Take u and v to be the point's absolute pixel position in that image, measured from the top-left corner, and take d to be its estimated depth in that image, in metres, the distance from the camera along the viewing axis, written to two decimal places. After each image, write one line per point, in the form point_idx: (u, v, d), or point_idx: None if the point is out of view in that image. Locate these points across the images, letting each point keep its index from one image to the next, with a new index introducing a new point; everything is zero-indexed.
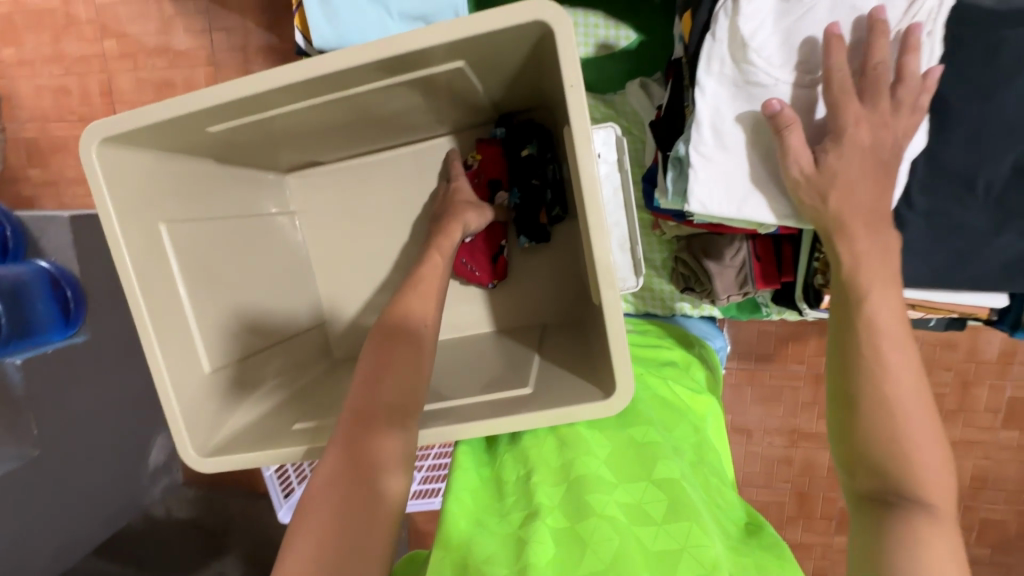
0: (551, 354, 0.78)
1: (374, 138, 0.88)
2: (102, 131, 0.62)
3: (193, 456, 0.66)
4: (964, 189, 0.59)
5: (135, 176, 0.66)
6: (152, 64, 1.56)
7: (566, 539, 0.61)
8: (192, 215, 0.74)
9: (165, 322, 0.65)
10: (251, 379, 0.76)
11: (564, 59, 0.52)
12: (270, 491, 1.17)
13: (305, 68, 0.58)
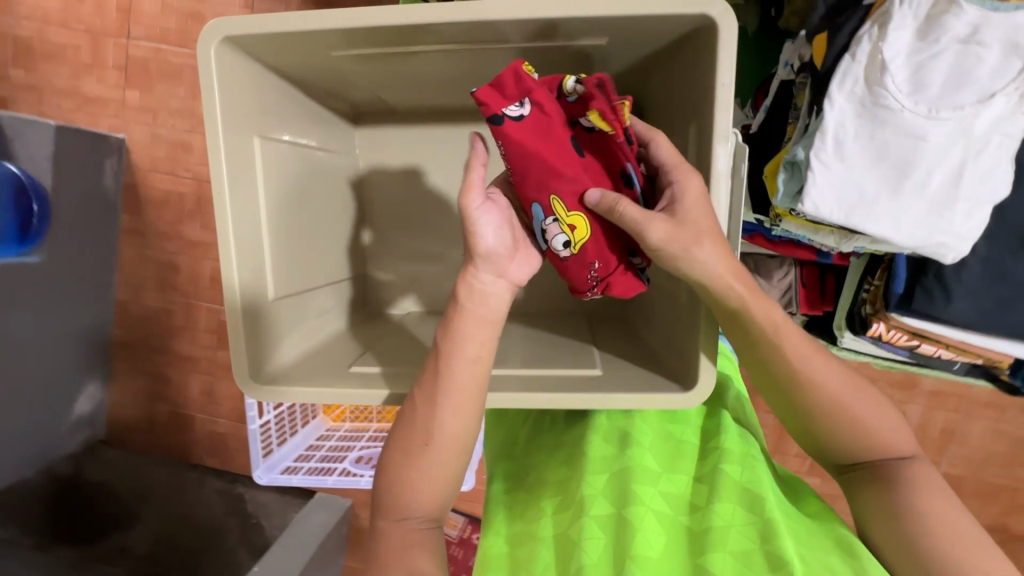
0: (610, 348, 0.78)
1: (459, 99, 0.87)
2: (223, 32, 0.61)
3: (248, 381, 0.67)
4: (1018, 245, 0.66)
5: (241, 84, 0.65)
6: None
7: (616, 534, 0.60)
8: (282, 134, 0.73)
9: (244, 228, 0.65)
10: (304, 315, 0.76)
11: (721, 58, 0.56)
12: (251, 447, 1.08)
13: (448, 14, 0.57)
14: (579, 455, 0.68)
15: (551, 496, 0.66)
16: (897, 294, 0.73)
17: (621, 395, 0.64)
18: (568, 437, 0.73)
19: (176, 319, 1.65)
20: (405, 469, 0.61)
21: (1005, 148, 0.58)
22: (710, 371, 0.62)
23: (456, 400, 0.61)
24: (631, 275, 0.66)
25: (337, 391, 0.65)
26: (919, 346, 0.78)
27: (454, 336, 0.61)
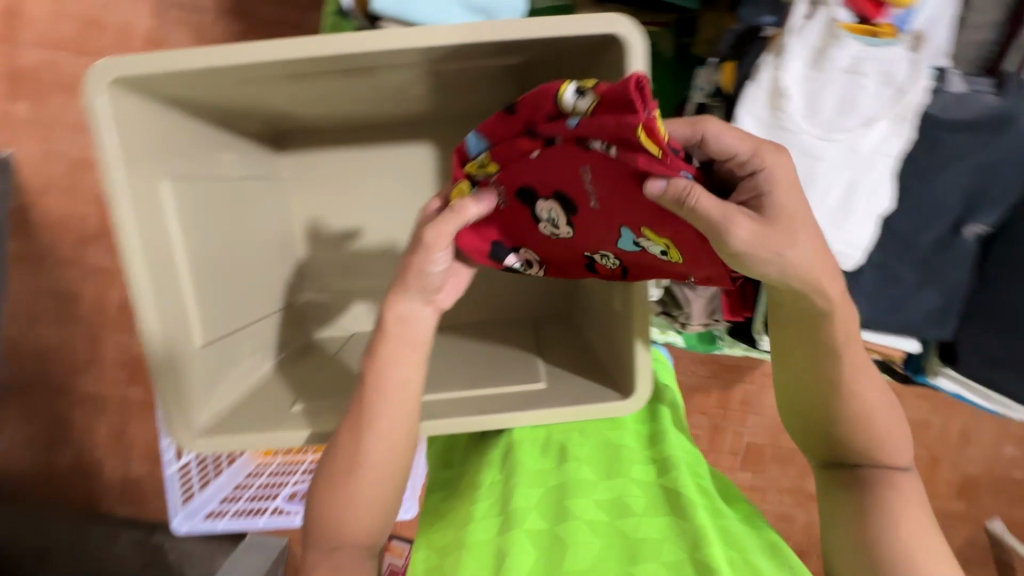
0: (555, 358, 0.78)
1: (385, 117, 0.86)
2: (114, 72, 0.54)
3: (184, 436, 0.63)
4: (902, 250, 0.75)
5: (144, 125, 0.59)
6: None
7: (541, 544, 0.60)
8: (195, 174, 0.68)
9: (157, 270, 0.60)
10: (236, 353, 0.72)
11: (631, 77, 0.55)
12: (168, 494, 1.01)
13: (355, 44, 0.55)
14: (512, 464, 0.71)
15: (481, 500, 0.67)
16: None
17: (553, 408, 0.64)
18: (497, 442, 0.76)
19: (79, 353, 1.49)
20: (334, 493, 0.61)
21: (889, 165, 0.64)
22: (644, 385, 0.64)
23: (391, 421, 0.61)
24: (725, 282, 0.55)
25: (278, 435, 0.63)
26: None
27: (382, 361, 0.61)
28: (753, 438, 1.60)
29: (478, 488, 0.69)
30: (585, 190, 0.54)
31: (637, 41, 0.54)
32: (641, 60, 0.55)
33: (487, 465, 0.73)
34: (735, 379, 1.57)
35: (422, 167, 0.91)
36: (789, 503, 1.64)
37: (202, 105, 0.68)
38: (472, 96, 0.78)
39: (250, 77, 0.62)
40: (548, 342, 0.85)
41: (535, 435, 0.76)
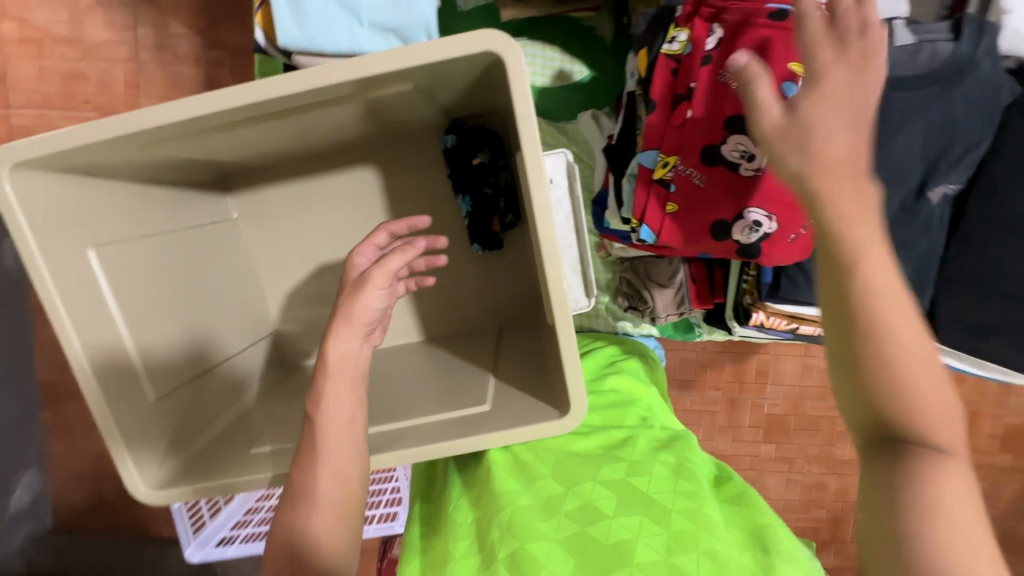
0: (507, 374, 0.79)
1: (321, 146, 0.86)
2: (13, 157, 0.57)
3: (147, 490, 0.67)
4: None
5: (59, 200, 0.62)
6: (58, 53, 1.50)
7: (516, 567, 0.57)
8: (127, 234, 0.69)
9: (96, 341, 0.63)
10: (201, 403, 0.74)
11: (513, 91, 0.54)
12: (177, 524, 1.05)
13: (237, 95, 0.57)
14: (486, 500, 0.68)
15: (456, 538, 0.65)
16: (767, 283, 0.75)
17: (504, 430, 0.66)
18: (478, 472, 0.74)
19: None
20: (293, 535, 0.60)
21: None
22: (581, 402, 0.64)
23: (340, 458, 0.62)
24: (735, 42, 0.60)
25: (237, 481, 0.65)
26: (798, 328, 0.80)
27: (324, 401, 0.62)
28: (773, 410, 1.55)
29: (450, 525, 0.68)
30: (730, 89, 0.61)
31: (513, 54, 0.53)
32: (523, 77, 0.55)
33: (465, 499, 0.71)
34: (746, 351, 1.51)
35: (367, 190, 0.92)
36: (821, 471, 1.59)
37: (123, 171, 0.70)
38: (405, 116, 0.79)
39: (159, 139, 0.64)
40: (506, 356, 0.85)
41: (504, 458, 0.74)
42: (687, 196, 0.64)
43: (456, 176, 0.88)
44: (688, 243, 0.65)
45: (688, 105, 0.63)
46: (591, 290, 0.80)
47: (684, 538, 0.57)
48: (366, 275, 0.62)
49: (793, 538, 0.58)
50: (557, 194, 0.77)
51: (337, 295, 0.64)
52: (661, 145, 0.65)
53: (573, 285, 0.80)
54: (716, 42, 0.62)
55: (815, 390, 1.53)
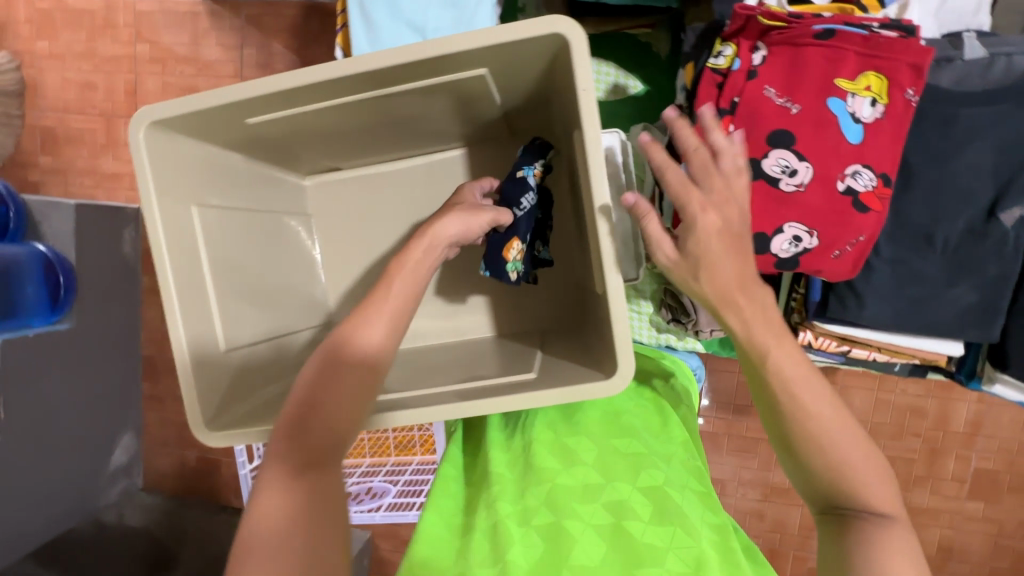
0: (555, 351, 0.82)
1: (392, 147, 0.95)
2: (151, 115, 0.69)
3: (206, 431, 0.69)
4: (922, 242, 0.66)
5: (176, 159, 0.73)
6: (179, 70, 1.74)
7: (549, 539, 0.64)
8: (225, 202, 0.80)
9: (188, 285, 0.71)
10: (261, 364, 0.80)
11: (577, 69, 0.60)
12: (243, 492, 1.16)
13: (336, 69, 0.66)
14: (527, 464, 0.75)
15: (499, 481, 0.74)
16: (815, 302, 0.72)
17: (559, 387, 0.65)
18: (518, 439, 0.80)
19: None
20: (314, 461, 0.54)
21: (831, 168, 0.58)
22: (628, 360, 0.64)
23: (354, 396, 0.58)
24: (784, 62, 0.58)
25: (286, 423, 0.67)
26: (850, 352, 0.76)
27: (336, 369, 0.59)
28: None
29: (494, 479, 0.74)
30: (783, 105, 0.58)
31: (576, 34, 0.59)
32: (585, 55, 0.60)
33: (508, 457, 0.78)
34: None
35: (424, 192, 1.00)
36: None
37: (227, 144, 0.81)
38: (469, 115, 0.86)
39: (266, 110, 0.74)
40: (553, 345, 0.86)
41: (547, 436, 0.79)
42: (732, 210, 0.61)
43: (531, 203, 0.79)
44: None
45: (733, 120, 0.60)
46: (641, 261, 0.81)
47: (710, 556, 0.61)
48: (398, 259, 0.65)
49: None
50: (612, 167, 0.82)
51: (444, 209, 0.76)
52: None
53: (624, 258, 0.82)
54: (763, 58, 0.58)
55: (888, 427, 1.41)
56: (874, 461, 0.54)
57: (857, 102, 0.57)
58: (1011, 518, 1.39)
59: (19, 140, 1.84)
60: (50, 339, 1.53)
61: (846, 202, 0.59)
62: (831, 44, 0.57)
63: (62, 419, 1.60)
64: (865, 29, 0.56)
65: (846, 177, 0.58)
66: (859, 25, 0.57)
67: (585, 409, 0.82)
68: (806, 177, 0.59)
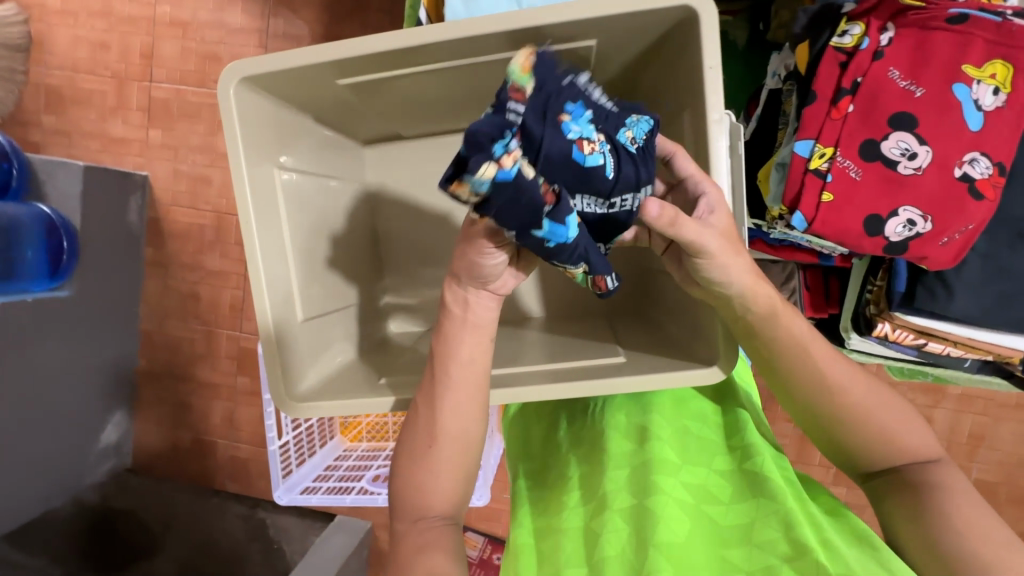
0: (632, 344, 0.80)
1: (464, 119, 0.92)
2: (240, 73, 0.69)
3: (288, 401, 0.73)
4: (1016, 238, 0.67)
5: (262, 121, 0.73)
6: (200, 36, 1.66)
7: (637, 527, 0.61)
8: (300, 164, 0.80)
9: (269, 248, 0.72)
10: (327, 337, 0.82)
11: (706, 43, 0.60)
12: (272, 471, 1.12)
13: (444, 31, 0.65)
14: (599, 452, 0.70)
15: (574, 476, 0.70)
16: (899, 293, 0.73)
17: (648, 374, 0.68)
18: (588, 431, 0.74)
19: (197, 346, 1.76)
20: (415, 478, 0.65)
21: (948, 154, 0.59)
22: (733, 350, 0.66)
23: (455, 412, 0.65)
24: (909, 45, 0.59)
25: (366, 402, 0.72)
26: (926, 345, 0.77)
27: (444, 345, 0.65)
28: None
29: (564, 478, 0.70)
30: (905, 88, 0.59)
31: (709, 9, 0.59)
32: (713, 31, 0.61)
33: (572, 452, 0.73)
34: None
35: None
36: None
37: (303, 107, 0.80)
38: None
39: (355, 72, 0.71)
40: (626, 333, 0.85)
41: (621, 421, 0.72)
42: (848, 189, 0.60)
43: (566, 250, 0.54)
44: (840, 239, 0.62)
45: (853, 100, 0.60)
46: None
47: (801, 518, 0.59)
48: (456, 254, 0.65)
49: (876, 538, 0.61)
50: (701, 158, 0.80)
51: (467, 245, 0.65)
52: (819, 135, 0.61)
53: None
54: (890, 40, 0.59)
55: None
56: (904, 417, 0.63)
57: (981, 89, 0.58)
58: None
59: (21, 96, 1.74)
60: (48, 306, 1.44)
61: (962, 189, 0.59)
62: (963, 30, 0.58)
63: (55, 393, 1.51)
64: (999, 16, 0.57)
65: (963, 163, 0.59)
66: (992, 13, 0.58)
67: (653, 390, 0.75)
68: (925, 162, 0.59)
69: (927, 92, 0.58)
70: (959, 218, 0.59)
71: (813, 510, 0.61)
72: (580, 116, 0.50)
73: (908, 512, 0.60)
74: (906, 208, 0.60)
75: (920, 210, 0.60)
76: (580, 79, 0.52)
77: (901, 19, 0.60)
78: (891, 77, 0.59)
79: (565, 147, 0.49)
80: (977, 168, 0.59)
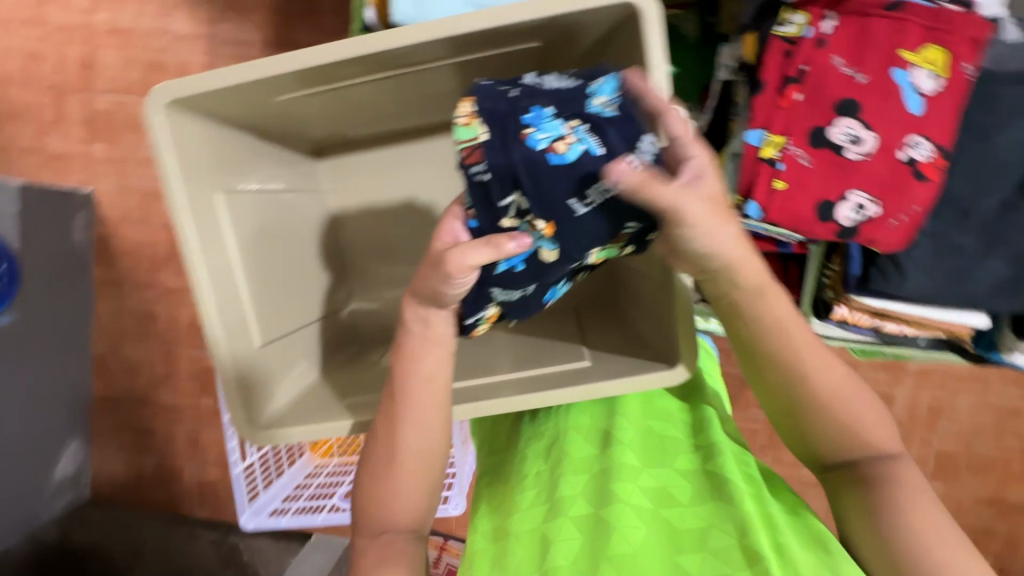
0: (598, 345, 0.79)
1: (417, 118, 0.90)
2: (170, 95, 0.64)
3: (249, 430, 0.70)
4: (961, 217, 0.69)
5: (199, 142, 0.69)
6: (143, 44, 1.59)
7: (591, 533, 0.58)
8: (245, 186, 0.77)
9: (217, 275, 0.69)
10: (290, 356, 0.79)
11: (647, 43, 0.59)
12: (235, 493, 1.08)
13: (382, 41, 0.63)
14: (559, 452, 0.69)
15: (529, 480, 0.68)
16: (855, 276, 0.75)
17: (612, 379, 0.68)
18: (547, 423, 0.74)
19: (157, 367, 1.68)
20: (376, 487, 0.64)
21: (891, 137, 0.60)
22: (689, 351, 0.67)
23: (418, 428, 0.63)
24: (849, 33, 0.60)
25: (327, 424, 0.69)
26: (881, 325, 0.79)
27: (405, 358, 0.64)
28: None
29: (522, 481, 0.68)
30: (847, 74, 0.60)
31: (649, 6, 0.59)
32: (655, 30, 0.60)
33: (533, 450, 0.72)
34: None
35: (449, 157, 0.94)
36: None
37: (243, 123, 0.76)
38: None
39: (297, 88, 0.70)
40: (592, 331, 0.84)
41: (585, 425, 0.72)
42: (799, 176, 0.61)
43: (593, 234, 0.55)
44: (794, 226, 0.63)
45: (800, 88, 0.61)
46: None
47: (757, 524, 0.57)
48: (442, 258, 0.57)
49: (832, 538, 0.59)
50: None
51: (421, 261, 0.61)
52: (769, 124, 0.62)
53: None
54: (833, 28, 0.60)
55: None
56: (871, 409, 0.63)
57: (919, 74, 0.59)
58: (969, 495, 1.46)
59: None
60: None
61: (907, 173, 0.60)
62: (898, 16, 0.59)
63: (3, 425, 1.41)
64: (931, 4, 0.60)
65: (906, 147, 0.60)
66: (925, 0, 0.60)
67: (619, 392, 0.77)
68: (870, 146, 0.60)
69: (869, 77, 0.60)
70: (906, 198, 0.61)
71: (771, 512, 0.60)
72: (542, 120, 0.53)
73: (862, 508, 0.61)
74: (853, 189, 0.61)
75: (868, 190, 0.61)
76: (527, 85, 0.57)
77: (838, 8, 0.61)
78: (834, 62, 0.60)
79: (534, 155, 0.52)
80: (921, 149, 0.60)
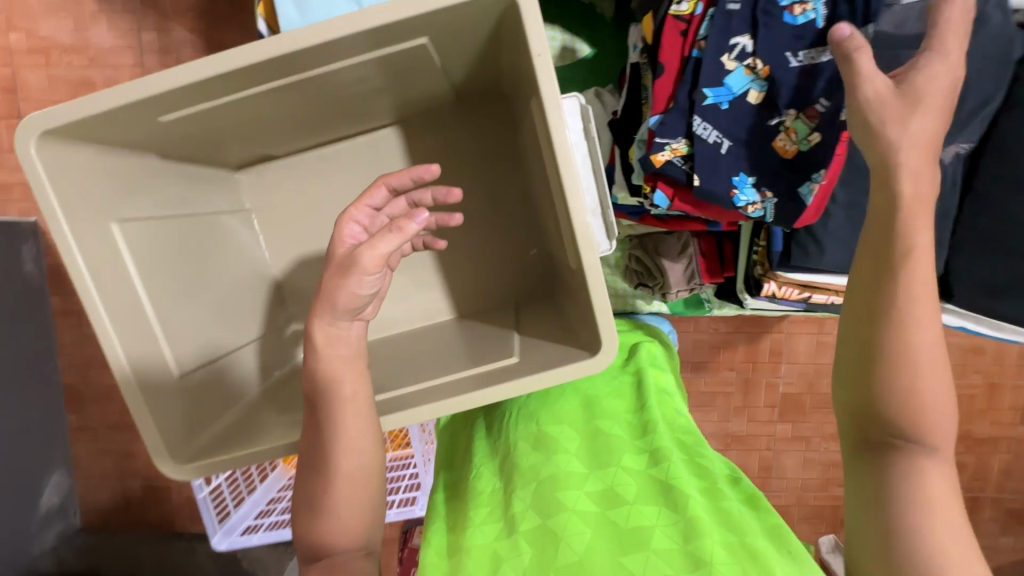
0: (532, 331, 0.81)
1: (334, 124, 0.88)
2: (38, 126, 0.61)
3: (173, 465, 0.69)
4: None
5: (82, 171, 0.66)
6: (68, 61, 1.51)
7: (539, 546, 0.60)
8: (142, 211, 0.73)
9: (117, 307, 0.66)
10: (216, 388, 0.77)
11: (528, 27, 0.56)
12: (204, 516, 1.08)
13: (256, 51, 0.61)
14: (510, 469, 0.71)
15: (478, 501, 0.70)
16: (777, 252, 0.75)
17: (538, 372, 0.67)
18: (502, 443, 0.77)
19: None
20: (314, 511, 0.63)
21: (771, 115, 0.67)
22: (611, 338, 0.65)
23: (347, 446, 0.63)
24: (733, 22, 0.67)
25: (256, 451, 0.68)
26: (810, 297, 0.81)
27: (327, 380, 0.63)
28: (788, 388, 1.50)
29: (475, 497, 0.70)
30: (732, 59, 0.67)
31: None
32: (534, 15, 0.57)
33: (487, 468, 0.74)
34: (761, 330, 1.46)
35: (387, 150, 0.95)
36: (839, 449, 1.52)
37: (141, 144, 0.73)
38: (418, 85, 0.82)
39: (177, 107, 0.68)
40: (526, 318, 0.86)
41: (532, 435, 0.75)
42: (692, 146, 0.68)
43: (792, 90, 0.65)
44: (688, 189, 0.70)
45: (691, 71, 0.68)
46: (612, 231, 0.75)
47: (704, 518, 0.59)
48: (356, 257, 0.61)
49: (791, 536, 0.59)
50: (573, 136, 0.70)
51: (323, 270, 0.63)
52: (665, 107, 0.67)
53: (595, 231, 0.75)
54: None
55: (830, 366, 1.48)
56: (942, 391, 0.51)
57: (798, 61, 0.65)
58: None
59: None
60: None
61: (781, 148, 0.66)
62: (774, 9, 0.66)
63: None
64: None
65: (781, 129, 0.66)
66: None
67: (565, 396, 0.82)
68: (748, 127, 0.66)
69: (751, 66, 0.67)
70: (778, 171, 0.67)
71: (719, 506, 0.61)
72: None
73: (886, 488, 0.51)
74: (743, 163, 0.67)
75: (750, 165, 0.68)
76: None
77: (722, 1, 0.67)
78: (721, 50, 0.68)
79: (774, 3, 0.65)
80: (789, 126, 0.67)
